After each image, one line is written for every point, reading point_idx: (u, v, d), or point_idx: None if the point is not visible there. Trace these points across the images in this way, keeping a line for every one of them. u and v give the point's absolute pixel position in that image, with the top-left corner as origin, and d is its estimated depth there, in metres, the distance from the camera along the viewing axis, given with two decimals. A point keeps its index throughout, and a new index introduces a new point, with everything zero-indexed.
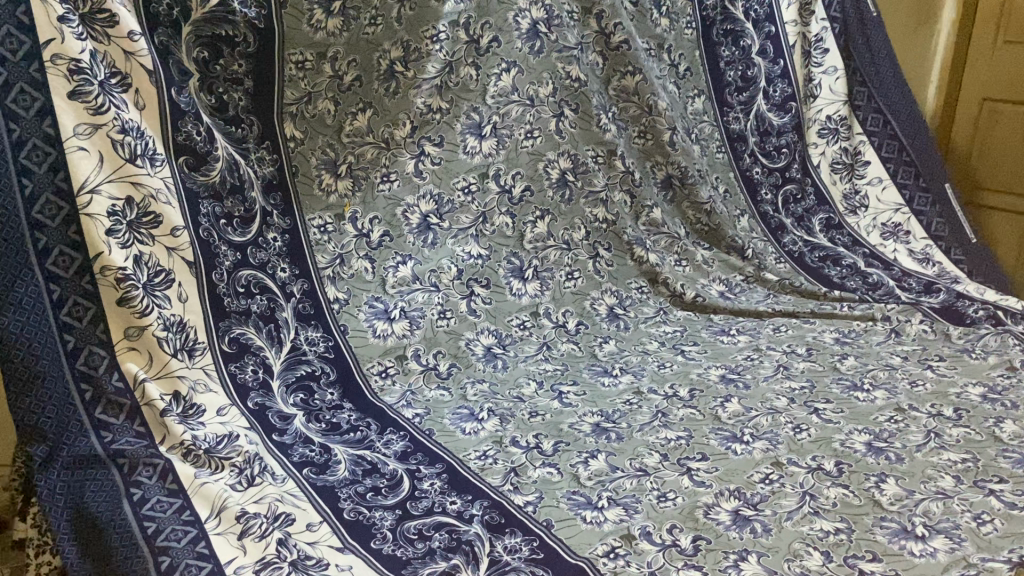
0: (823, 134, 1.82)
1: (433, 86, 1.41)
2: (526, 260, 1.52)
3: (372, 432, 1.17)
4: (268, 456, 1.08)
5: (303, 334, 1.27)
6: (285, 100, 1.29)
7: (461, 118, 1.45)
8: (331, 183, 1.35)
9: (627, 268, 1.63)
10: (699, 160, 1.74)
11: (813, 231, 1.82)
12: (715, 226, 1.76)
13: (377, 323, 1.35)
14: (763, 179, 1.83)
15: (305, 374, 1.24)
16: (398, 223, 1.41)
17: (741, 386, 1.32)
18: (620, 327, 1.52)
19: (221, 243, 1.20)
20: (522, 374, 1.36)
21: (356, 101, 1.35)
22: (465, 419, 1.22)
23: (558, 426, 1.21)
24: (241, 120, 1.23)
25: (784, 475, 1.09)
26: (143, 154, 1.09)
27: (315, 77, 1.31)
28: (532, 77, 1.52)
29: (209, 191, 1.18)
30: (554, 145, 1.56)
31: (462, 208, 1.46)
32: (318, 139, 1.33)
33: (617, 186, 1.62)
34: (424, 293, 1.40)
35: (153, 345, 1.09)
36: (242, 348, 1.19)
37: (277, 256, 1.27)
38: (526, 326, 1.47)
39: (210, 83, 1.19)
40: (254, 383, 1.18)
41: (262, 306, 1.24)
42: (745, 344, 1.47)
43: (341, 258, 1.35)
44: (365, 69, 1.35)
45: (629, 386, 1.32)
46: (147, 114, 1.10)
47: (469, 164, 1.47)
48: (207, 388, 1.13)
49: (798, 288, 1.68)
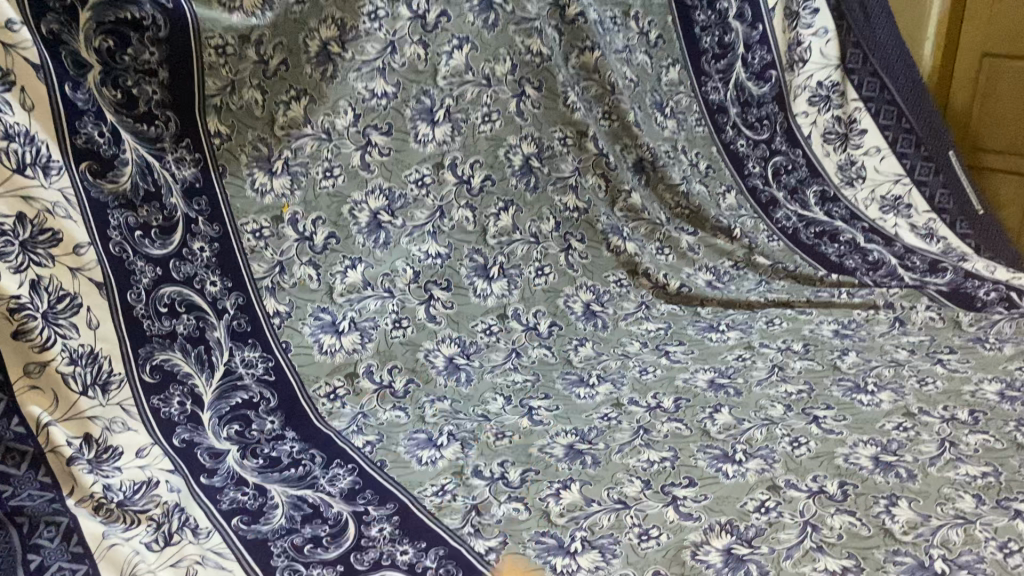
0: (814, 102, 1.68)
1: (376, 69, 1.26)
2: (491, 257, 1.38)
3: (317, 466, 1.04)
4: (192, 504, 0.95)
5: (239, 356, 1.14)
6: (206, 91, 1.13)
7: (410, 103, 1.31)
8: (265, 181, 1.20)
9: (603, 260, 1.49)
10: (668, 134, 1.63)
11: (807, 205, 1.65)
12: (697, 208, 1.60)
13: (324, 337, 1.21)
14: (749, 152, 1.67)
15: (241, 402, 1.10)
16: (345, 223, 1.26)
17: (733, 393, 1.18)
18: (597, 326, 1.38)
19: (136, 258, 1.06)
20: (488, 388, 1.22)
21: (285, 88, 1.19)
22: (422, 446, 1.09)
23: (528, 451, 1.07)
24: (154, 117, 1.09)
25: (782, 502, 0.96)
26: (34, 162, 0.95)
27: (237, 64, 1.15)
28: (487, 53, 1.37)
29: (119, 201, 1.05)
30: (516, 128, 1.42)
31: (417, 203, 1.33)
32: (247, 134, 1.18)
33: (588, 170, 1.50)
34: (377, 300, 1.27)
35: (58, 382, 0.95)
36: (166, 377, 1.06)
37: (206, 268, 1.14)
38: (493, 332, 1.33)
39: (116, 75, 1.04)
40: (180, 418, 1.05)
41: (190, 327, 1.10)
42: (736, 342, 1.33)
43: (281, 265, 1.21)
44: (291, 50, 1.19)
45: (606, 398, 1.19)
46: (38, 116, 0.96)
47: (422, 153, 1.33)
48: (125, 427, 0.99)
49: (793, 271, 1.55)
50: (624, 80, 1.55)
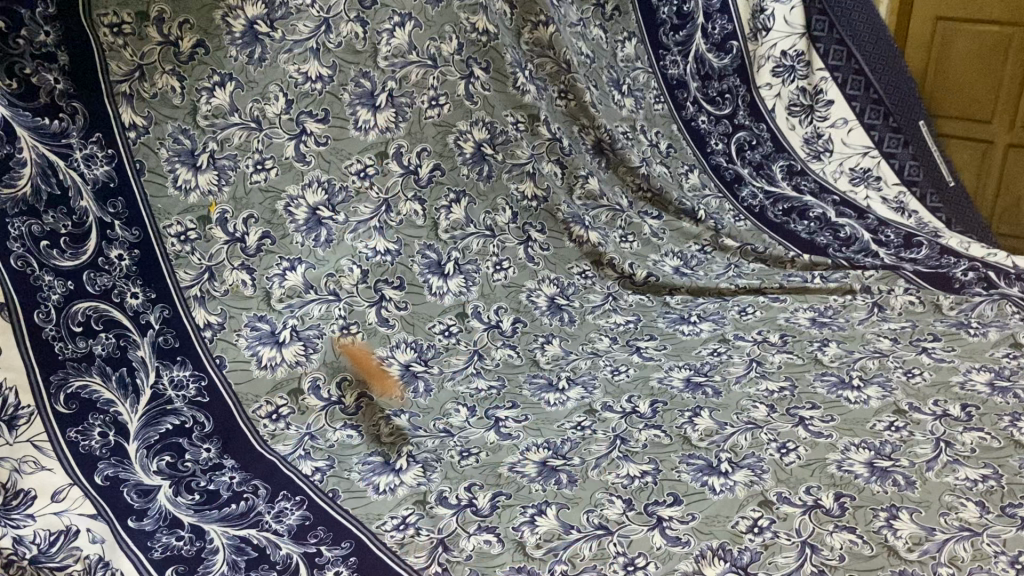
0: (777, 73, 1.58)
1: (309, 49, 1.14)
2: (445, 252, 1.28)
3: (262, 500, 0.92)
4: (118, 555, 0.83)
5: (167, 376, 1.01)
6: (111, 77, 1.00)
7: (349, 87, 1.19)
8: (189, 178, 1.07)
9: (567, 250, 1.40)
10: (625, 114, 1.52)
11: (773, 179, 1.57)
12: (658, 191, 1.52)
13: (262, 350, 1.09)
14: (710, 129, 1.58)
15: (171, 429, 0.97)
16: (281, 221, 1.14)
17: (711, 393, 1.10)
18: (563, 321, 1.29)
19: (43, 273, 0.94)
20: (449, 398, 1.12)
21: (207, 73, 1.06)
22: (378, 472, 0.98)
23: (495, 471, 0.98)
24: (58, 110, 0.95)
25: (776, 519, 0.88)
26: None
27: (139, 44, 1.01)
28: (433, 31, 1.25)
29: (18, 208, 0.92)
30: (466, 112, 1.31)
31: (361, 196, 1.21)
32: (166, 125, 1.05)
33: (544, 157, 1.40)
34: (321, 306, 1.15)
35: None
36: (84, 405, 0.93)
37: (125, 279, 1.01)
38: (453, 333, 1.23)
39: (10, 62, 0.90)
40: (103, 452, 0.92)
41: (109, 347, 0.97)
42: (709, 335, 1.24)
43: (210, 271, 1.08)
44: (207, 30, 1.05)
45: (578, 404, 1.10)
46: None
47: (363, 141, 1.21)
48: (39, 466, 0.87)
49: (762, 253, 1.47)
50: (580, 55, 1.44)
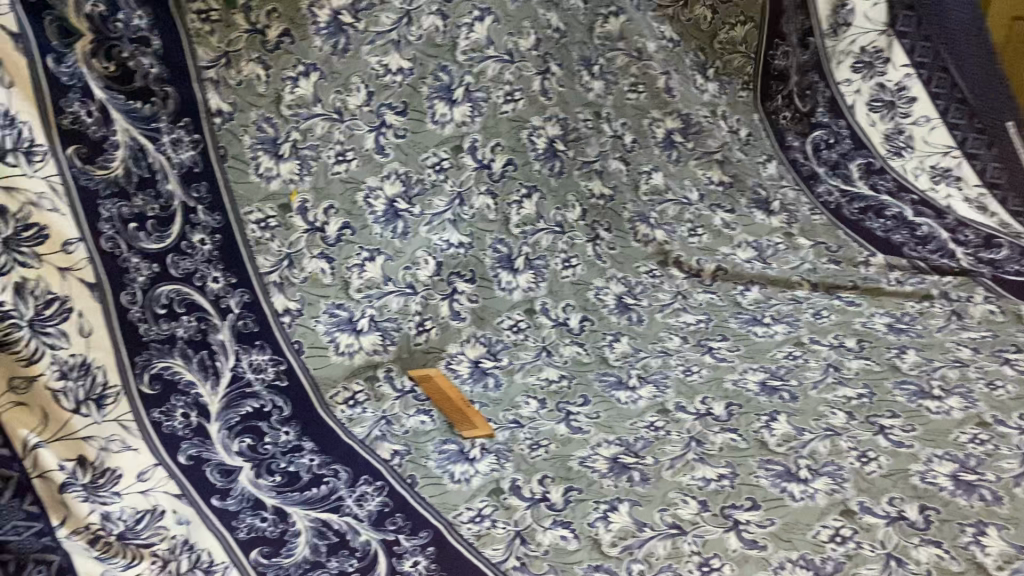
0: (857, 69, 1.47)
1: (391, 41, 1.13)
2: (516, 247, 1.27)
3: (342, 485, 0.94)
4: (204, 535, 0.85)
5: (246, 360, 1.03)
6: (200, 62, 1.01)
7: (428, 79, 1.18)
8: (271, 165, 1.08)
9: (633, 250, 1.39)
10: (704, 102, 1.50)
11: (850, 178, 1.50)
12: (733, 177, 1.51)
13: (340, 337, 1.11)
14: (790, 125, 1.53)
15: (251, 412, 1.00)
16: (360, 212, 1.15)
17: (788, 398, 1.08)
18: (632, 320, 1.26)
19: (130, 253, 0.96)
20: (520, 391, 1.11)
21: (291, 62, 1.07)
22: (454, 460, 0.98)
23: (566, 465, 0.96)
24: (152, 93, 0.97)
25: (859, 529, 0.86)
26: (14, 147, 0.86)
27: (227, 31, 1.02)
28: (511, 26, 1.24)
29: (111, 189, 0.94)
30: (540, 108, 1.31)
31: (436, 189, 1.21)
32: (251, 113, 1.06)
33: (611, 153, 1.41)
34: (399, 297, 1.17)
35: (46, 399, 0.86)
36: (167, 387, 0.96)
37: (207, 262, 1.03)
38: (521, 329, 1.22)
39: (109, 45, 0.93)
40: (185, 433, 0.94)
41: (191, 329, 0.99)
42: (784, 338, 1.22)
43: (289, 258, 1.10)
44: (292, 19, 1.06)
45: (650, 402, 1.08)
46: (19, 93, 0.86)
47: (439, 135, 1.20)
48: (124, 445, 0.90)
49: (835, 253, 1.43)
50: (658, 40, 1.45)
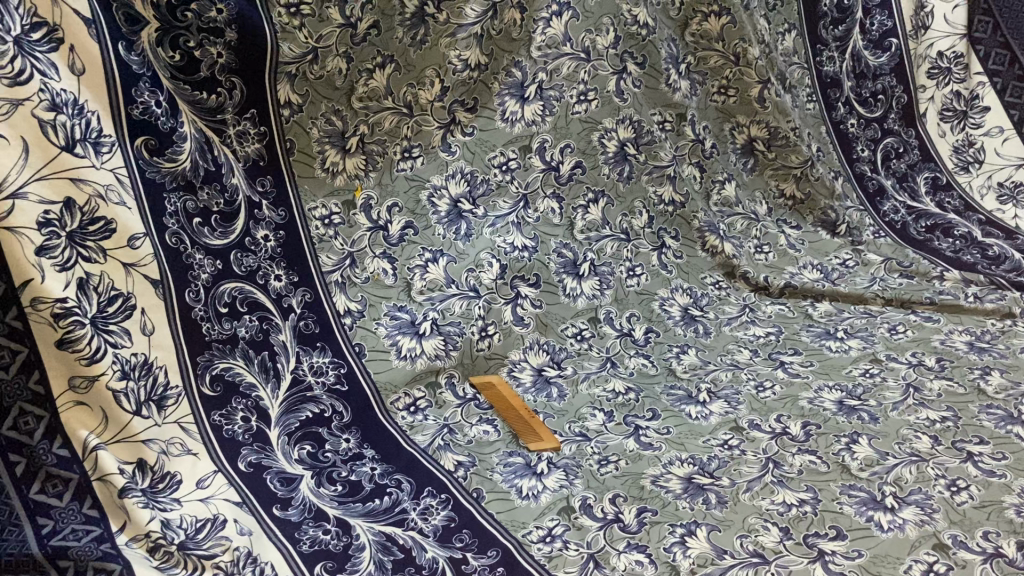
0: (932, 75, 1.43)
1: (474, 34, 1.10)
2: (580, 253, 1.23)
3: (405, 495, 0.90)
4: (265, 546, 0.82)
5: (307, 362, 1.02)
6: (281, 59, 1.01)
7: (500, 76, 1.14)
8: (337, 160, 1.08)
9: (699, 260, 1.34)
10: (795, 115, 1.41)
11: (917, 193, 1.47)
12: (805, 196, 1.45)
13: (402, 340, 1.10)
14: (859, 133, 1.47)
15: (311, 417, 0.97)
16: (424, 211, 1.13)
17: (868, 419, 1.03)
18: (698, 333, 1.22)
19: (195, 250, 0.94)
20: (585, 403, 1.07)
21: (373, 54, 1.06)
22: (521, 474, 0.94)
23: (639, 484, 0.92)
24: (217, 84, 0.96)
25: (954, 566, 0.80)
26: (83, 138, 0.83)
27: (318, 26, 1.02)
28: (590, 22, 1.19)
29: (177, 182, 0.92)
30: (614, 109, 1.25)
31: (501, 190, 1.18)
32: (321, 106, 1.06)
33: (685, 159, 1.34)
34: (462, 301, 1.14)
35: (108, 400, 0.83)
36: (228, 389, 0.93)
37: (270, 260, 1.02)
38: (585, 337, 1.19)
39: (174, 35, 0.90)
40: (245, 438, 0.92)
41: (252, 330, 0.98)
42: (860, 354, 1.17)
43: (351, 257, 1.09)
44: (383, 11, 1.05)
45: (723, 418, 1.03)
46: (89, 82, 0.83)
47: (509, 133, 1.17)
48: (184, 449, 0.87)
49: (908, 267, 1.37)
50: (760, 44, 1.37)
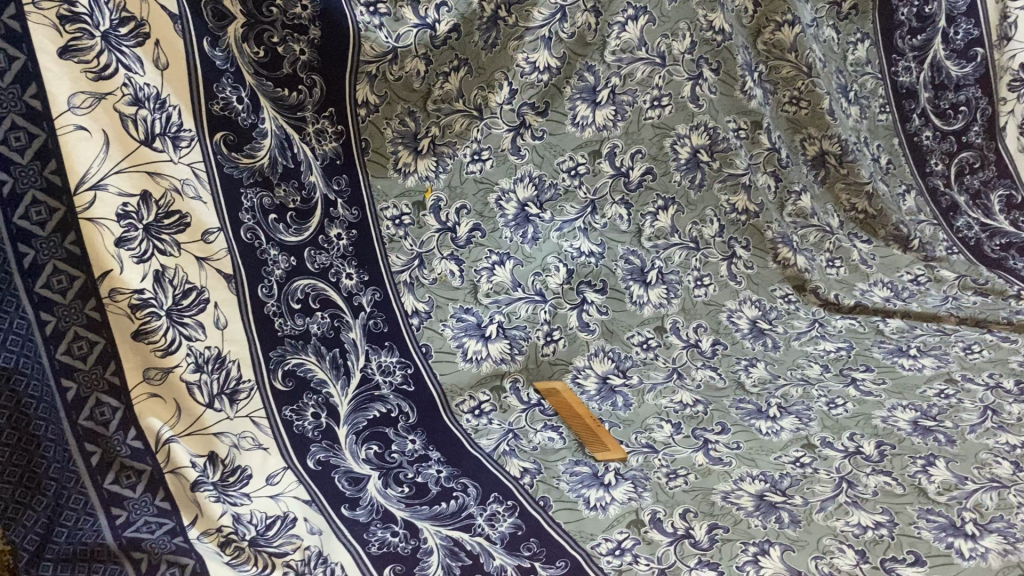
0: (1014, 87, 1.37)
1: (541, 37, 1.08)
2: (648, 260, 1.23)
3: (471, 500, 0.89)
4: (335, 547, 0.81)
5: (375, 361, 1.02)
6: (362, 58, 1.00)
7: (572, 80, 1.14)
8: (409, 162, 1.08)
9: (768, 271, 1.32)
10: (866, 122, 1.45)
11: (991, 212, 1.42)
12: (878, 211, 1.40)
13: (468, 343, 1.09)
14: (934, 146, 1.45)
15: (378, 417, 0.97)
16: (491, 213, 1.13)
17: (944, 441, 1.00)
18: (766, 346, 1.20)
19: (269, 246, 0.94)
20: (651, 413, 1.06)
21: (450, 57, 1.05)
22: (588, 485, 0.93)
23: (709, 500, 0.91)
24: (298, 81, 0.97)
25: None
26: (163, 132, 0.83)
27: (395, 26, 1.00)
28: (666, 27, 1.17)
29: (254, 178, 0.93)
30: (688, 116, 1.23)
31: (569, 195, 1.18)
32: (397, 106, 1.06)
33: (760, 167, 1.31)
34: (527, 304, 1.14)
35: (181, 392, 0.83)
36: (299, 385, 0.93)
37: (342, 258, 1.02)
38: (651, 347, 1.18)
39: (259, 30, 0.91)
40: (315, 435, 0.92)
41: (324, 327, 0.98)
42: (934, 373, 1.13)
43: (420, 258, 1.09)
44: (463, 14, 1.03)
45: (794, 435, 1.02)
46: (171, 77, 0.84)
47: (577, 138, 1.17)
48: (255, 444, 0.88)
49: (982, 285, 1.33)
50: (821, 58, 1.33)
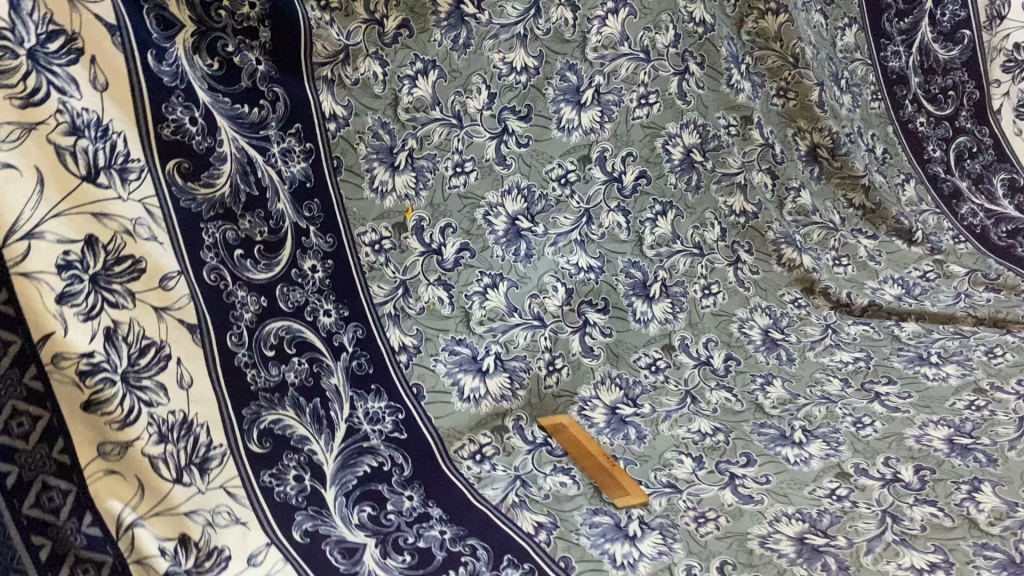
0: (1007, 68, 1.32)
1: (516, 35, 1.00)
2: (651, 271, 1.14)
3: (482, 566, 0.79)
4: None
5: (361, 408, 0.90)
6: (316, 58, 0.90)
7: (553, 80, 1.04)
8: (386, 179, 0.97)
9: (775, 276, 1.23)
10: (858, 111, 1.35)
11: (994, 197, 1.35)
12: (876, 204, 1.33)
13: (464, 379, 0.99)
14: (929, 132, 1.37)
15: (369, 473, 0.86)
16: (480, 231, 1.02)
17: (985, 461, 0.92)
18: (780, 359, 1.11)
19: (236, 286, 0.82)
20: (668, 445, 0.96)
21: (408, 58, 0.95)
22: (611, 538, 0.83)
23: (746, 547, 0.82)
24: (258, 95, 0.85)
25: None
26: (108, 165, 0.71)
27: (345, 22, 0.90)
28: (649, 19, 1.08)
29: (215, 210, 0.81)
30: (677, 113, 1.14)
31: (561, 205, 1.08)
32: (366, 118, 0.95)
33: (755, 165, 1.22)
34: (526, 331, 1.04)
35: (144, 468, 0.70)
36: (278, 444, 0.82)
37: (318, 294, 0.90)
38: (660, 368, 1.08)
39: (211, 39, 0.80)
40: (299, 501, 0.80)
41: (302, 374, 0.86)
42: (961, 383, 1.06)
43: (404, 286, 0.98)
44: (413, 8, 0.93)
45: (826, 463, 0.93)
46: (113, 99, 0.71)
47: (565, 144, 1.06)
48: (232, 519, 0.75)
49: (994, 281, 1.26)
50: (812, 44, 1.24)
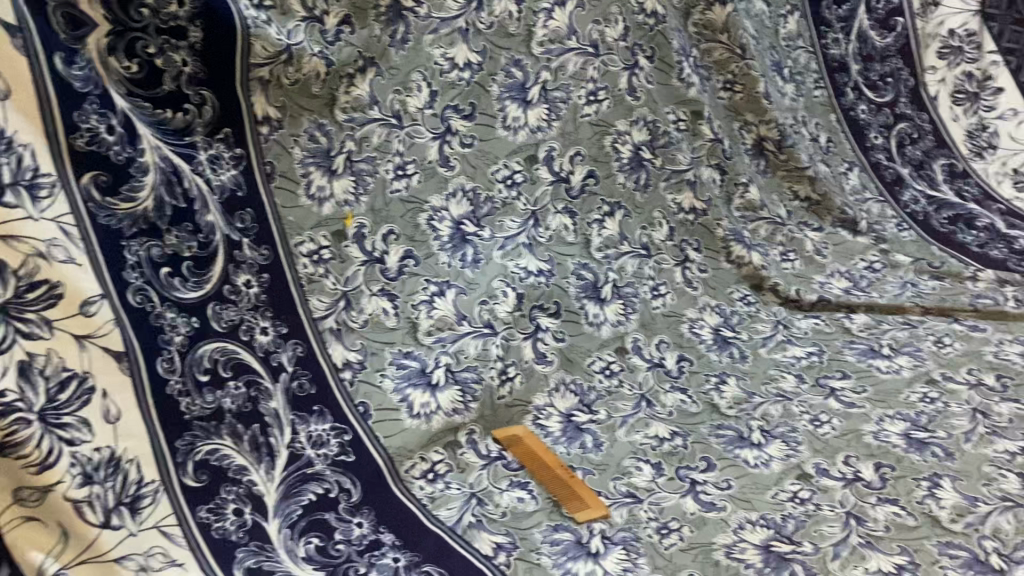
0: (943, 55, 1.32)
1: (457, 30, 0.96)
2: (601, 273, 1.10)
3: None
4: None
5: (304, 431, 0.84)
6: (253, 60, 0.83)
7: (499, 76, 1.00)
8: (323, 184, 0.91)
9: (724, 273, 1.21)
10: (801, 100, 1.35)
11: (934, 181, 1.35)
12: (821, 196, 1.32)
13: (412, 395, 0.94)
14: (870, 119, 1.36)
15: (315, 501, 0.80)
16: (423, 237, 0.97)
17: (942, 455, 0.91)
18: (733, 357, 1.10)
19: (164, 308, 0.76)
20: (626, 453, 0.94)
21: (352, 55, 0.89)
22: (574, 556, 0.79)
23: (711, 558, 0.79)
24: (184, 99, 0.79)
25: None
26: (14, 181, 0.66)
27: (283, 21, 0.84)
28: (596, 12, 1.06)
29: (137, 226, 0.75)
30: (626, 109, 1.11)
31: (507, 208, 1.03)
32: (302, 120, 0.89)
33: (704, 160, 1.20)
34: (476, 340, 0.99)
35: (67, 513, 0.64)
36: (215, 476, 0.76)
37: (254, 310, 0.85)
38: (614, 372, 1.05)
39: (130, 39, 0.74)
40: (240, 537, 0.74)
41: (239, 399, 0.81)
42: (913, 375, 1.05)
43: (346, 299, 0.92)
44: (355, 3, 0.88)
45: (785, 464, 0.91)
46: (18, 111, 0.66)
47: (511, 144, 1.02)
48: (168, 561, 0.69)
49: (938, 269, 1.26)
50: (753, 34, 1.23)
